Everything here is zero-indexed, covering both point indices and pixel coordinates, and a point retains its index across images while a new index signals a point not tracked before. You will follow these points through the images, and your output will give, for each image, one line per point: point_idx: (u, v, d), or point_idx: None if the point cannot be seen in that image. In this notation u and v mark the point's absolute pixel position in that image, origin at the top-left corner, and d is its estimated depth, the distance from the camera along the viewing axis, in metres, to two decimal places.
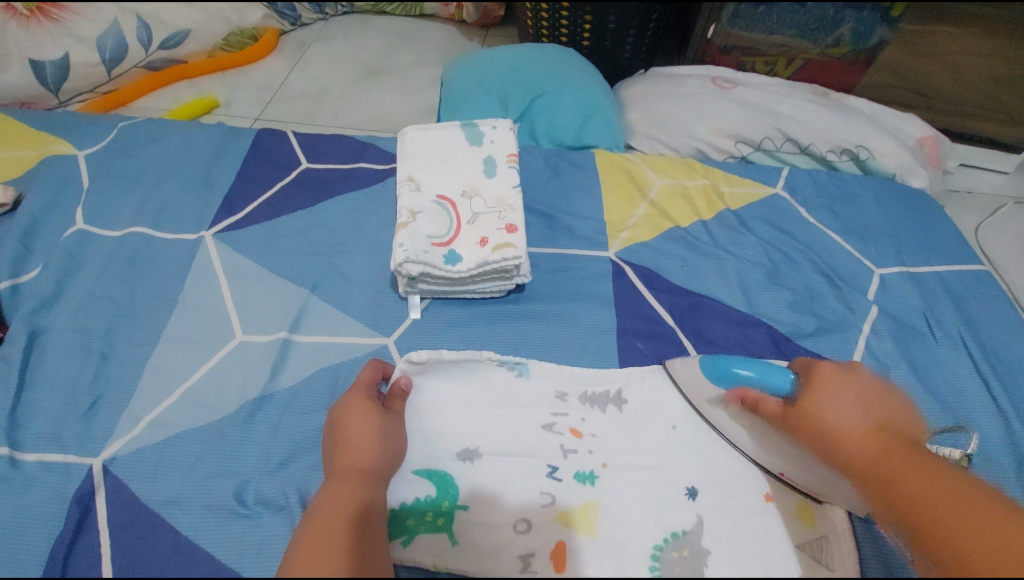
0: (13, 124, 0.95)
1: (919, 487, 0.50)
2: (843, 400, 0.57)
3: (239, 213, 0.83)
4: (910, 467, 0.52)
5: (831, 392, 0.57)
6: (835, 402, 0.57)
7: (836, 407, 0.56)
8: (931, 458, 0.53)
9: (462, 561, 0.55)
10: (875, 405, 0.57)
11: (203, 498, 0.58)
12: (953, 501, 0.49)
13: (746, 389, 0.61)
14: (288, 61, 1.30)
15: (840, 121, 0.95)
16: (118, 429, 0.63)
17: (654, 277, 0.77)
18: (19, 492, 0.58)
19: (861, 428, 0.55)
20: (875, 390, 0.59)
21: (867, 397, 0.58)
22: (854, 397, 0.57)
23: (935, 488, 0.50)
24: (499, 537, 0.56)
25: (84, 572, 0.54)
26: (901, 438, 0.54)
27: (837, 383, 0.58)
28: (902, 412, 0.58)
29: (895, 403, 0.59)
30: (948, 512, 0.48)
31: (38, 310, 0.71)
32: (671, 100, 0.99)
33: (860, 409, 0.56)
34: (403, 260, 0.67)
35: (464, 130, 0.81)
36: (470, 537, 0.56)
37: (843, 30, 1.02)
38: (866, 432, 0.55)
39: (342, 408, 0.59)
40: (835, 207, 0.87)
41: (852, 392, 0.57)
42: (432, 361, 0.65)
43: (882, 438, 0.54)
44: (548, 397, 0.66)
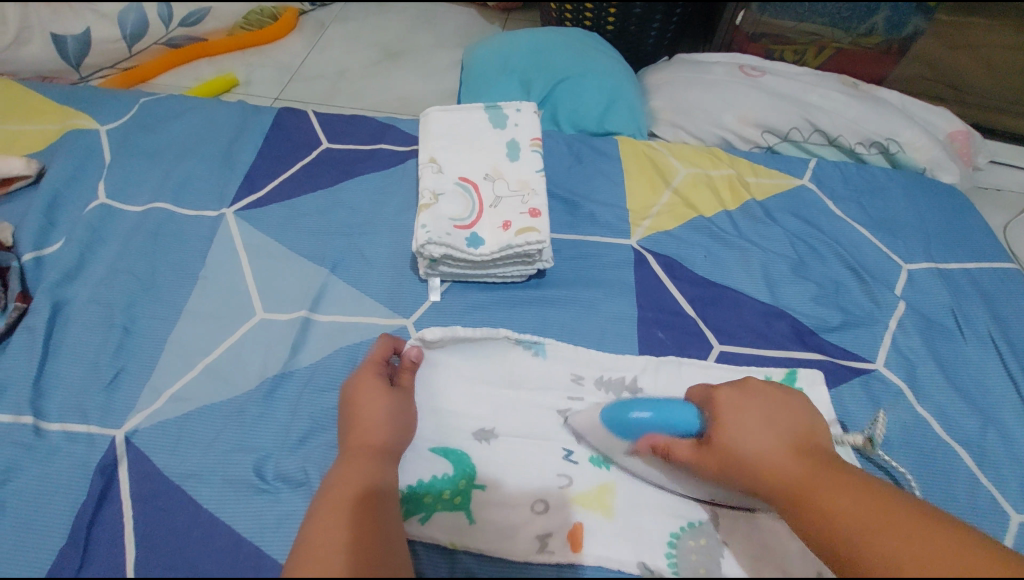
0: (36, 97, 0.95)
1: (852, 520, 0.46)
2: (751, 426, 0.53)
3: (260, 190, 0.83)
4: (842, 493, 0.48)
5: (737, 424, 0.53)
6: (745, 437, 0.52)
7: (748, 444, 0.52)
8: (857, 478, 0.50)
9: (480, 540, 0.55)
10: (786, 424, 0.54)
11: (223, 471, 0.58)
12: (888, 522, 0.45)
13: (652, 435, 0.56)
14: (307, 41, 1.29)
15: (870, 112, 0.92)
16: (139, 402, 0.63)
17: (676, 266, 0.76)
18: (44, 460, 0.59)
19: (779, 462, 0.51)
20: (785, 405, 0.55)
21: (773, 415, 0.54)
22: (764, 422, 0.53)
23: (872, 519, 0.46)
24: (517, 518, 0.56)
25: (107, 541, 0.55)
26: (823, 458, 0.51)
27: (744, 411, 0.54)
28: (813, 425, 0.55)
29: (808, 415, 0.55)
30: (897, 544, 0.44)
31: (61, 282, 0.72)
32: (697, 88, 0.98)
33: (773, 436, 0.52)
34: (426, 241, 0.67)
35: (488, 112, 0.80)
36: (488, 517, 0.56)
37: (877, 20, 1.00)
38: (784, 461, 0.51)
39: (353, 384, 0.59)
40: (863, 200, 0.85)
41: (760, 421, 0.53)
42: (446, 339, 0.63)
43: (807, 467, 0.50)
44: (564, 381, 0.65)
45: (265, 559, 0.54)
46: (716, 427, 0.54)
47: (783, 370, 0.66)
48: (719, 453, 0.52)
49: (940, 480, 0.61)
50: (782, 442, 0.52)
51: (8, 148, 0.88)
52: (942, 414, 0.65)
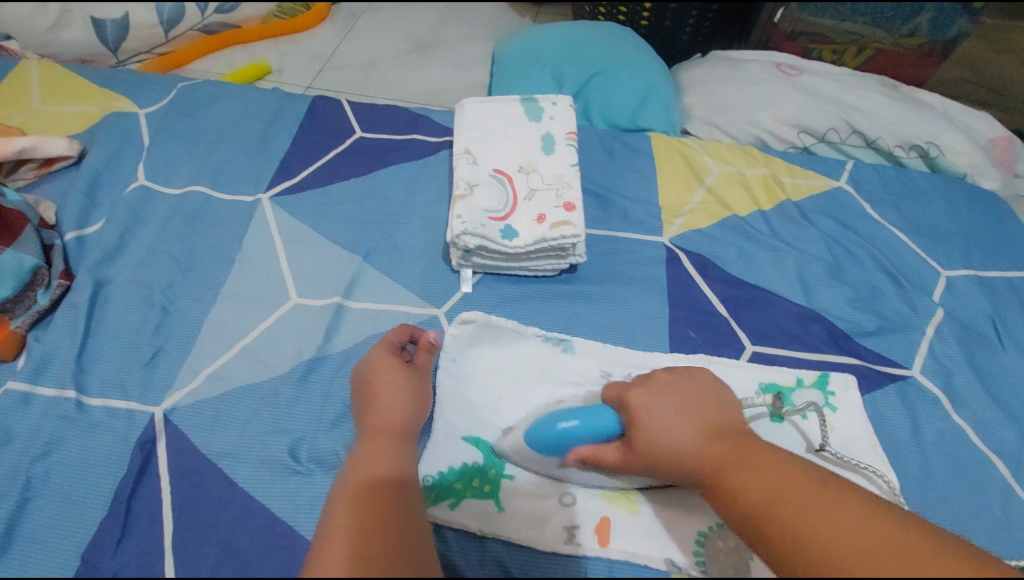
0: (77, 79, 0.97)
1: (767, 500, 0.44)
2: (665, 416, 0.51)
3: (295, 177, 0.83)
4: (756, 475, 0.46)
5: (649, 416, 0.52)
6: (659, 431, 0.51)
7: (661, 435, 0.50)
8: (771, 454, 0.48)
9: (509, 528, 0.55)
10: (701, 412, 0.52)
11: (258, 452, 0.60)
12: (801, 496, 0.43)
13: (577, 448, 0.54)
14: (339, 30, 1.30)
15: (911, 114, 0.90)
16: (177, 381, 0.64)
17: (708, 265, 0.76)
18: (86, 434, 0.61)
19: (698, 452, 0.49)
20: (696, 391, 0.54)
21: (687, 404, 0.53)
22: (681, 412, 0.52)
23: (786, 497, 0.43)
24: (545, 509, 0.56)
25: (146, 514, 0.56)
26: (735, 441, 0.49)
27: (658, 405, 0.52)
28: (728, 408, 0.53)
29: (725, 403, 0.54)
30: (822, 515, 0.42)
31: (102, 261, 0.73)
32: (732, 85, 0.96)
33: (686, 424, 0.51)
34: (461, 232, 0.67)
35: (524, 104, 0.80)
36: (516, 506, 0.56)
37: (920, 20, 0.97)
38: (699, 447, 0.49)
39: (370, 367, 0.59)
40: (901, 204, 0.83)
41: (673, 410, 0.52)
42: (482, 322, 0.66)
43: (724, 452, 0.48)
44: (594, 376, 0.65)
45: (299, 539, 0.54)
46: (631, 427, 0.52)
47: (816, 373, 0.66)
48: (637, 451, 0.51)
49: (977, 492, 0.59)
50: (698, 430, 0.50)
51: (51, 129, 0.90)
52: (979, 424, 0.64)
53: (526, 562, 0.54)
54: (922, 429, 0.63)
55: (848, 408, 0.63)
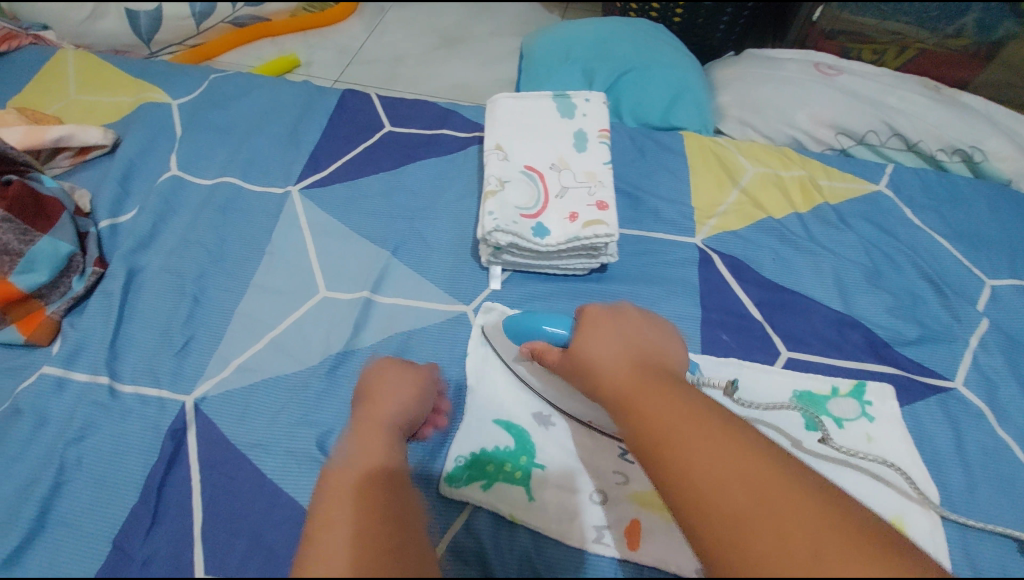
0: (112, 69, 0.98)
1: (665, 421, 0.40)
2: (603, 340, 0.49)
3: (324, 170, 0.83)
4: (663, 400, 0.42)
5: (587, 337, 0.50)
6: (592, 349, 0.49)
7: (592, 353, 0.49)
8: (687, 389, 0.43)
9: (538, 516, 0.55)
10: (635, 341, 0.49)
11: (287, 444, 0.60)
12: (697, 427, 0.39)
13: (535, 342, 0.57)
14: (367, 24, 1.30)
15: (955, 117, 0.87)
16: (208, 370, 0.65)
17: (742, 267, 0.74)
18: (118, 420, 0.61)
19: (615, 375, 0.46)
20: (643, 326, 0.51)
21: (629, 334, 0.49)
22: (614, 338, 0.49)
23: (685, 423, 0.39)
24: (574, 502, 0.56)
25: (176, 502, 0.56)
26: (658, 371, 0.45)
27: (597, 330, 0.50)
28: (667, 349, 0.50)
29: (666, 342, 0.50)
30: (713, 449, 0.37)
31: (136, 249, 0.74)
32: (768, 84, 0.94)
33: (619, 349, 0.48)
34: (493, 228, 0.66)
35: (557, 100, 0.79)
36: (547, 496, 0.56)
37: (967, 20, 0.93)
38: (619, 369, 0.46)
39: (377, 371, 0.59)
40: (943, 209, 0.81)
41: (613, 336, 0.49)
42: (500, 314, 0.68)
43: (636, 376, 0.45)
44: None
45: None
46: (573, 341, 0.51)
47: (852, 382, 0.64)
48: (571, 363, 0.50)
49: None
50: (622, 356, 0.47)
51: (87, 118, 0.91)
52: None
53: (552, 561, 0.53)
54: (965, 443, 0.61)
55: (886, 419, 0.61)
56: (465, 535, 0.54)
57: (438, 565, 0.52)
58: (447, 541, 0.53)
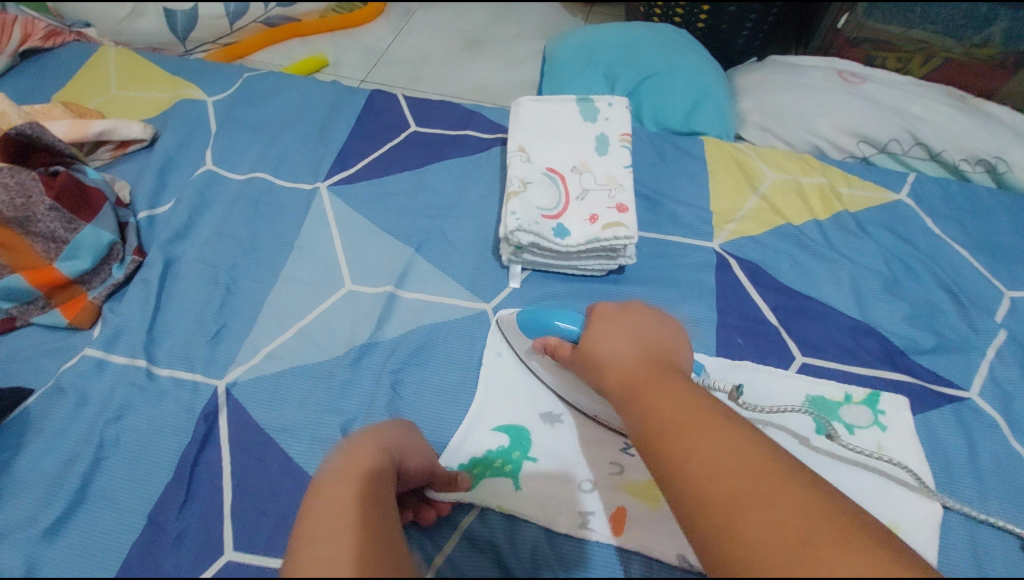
0: (151, 66, 1.02)
1: (666, 416, 0.42)
2: (614, 336, 0.51)
3: (352, 168, 0.86)
4: (664, 394, 0.43)
5: (599, 334, 0.52)
6: (602, 345, 0.51)
7: (602, 349, 0.51)
8: (688, 384, 0.45)
9: (524, 506, 0.57)
10: (644, 337, 0.50)
11: (313, 429, 0.62)
12: (694, 421, 0.40)
13: (547, 337, 0.59)
14: (393, 26, 1.32)
15: (979, 128, 0.87)
16: (239, 357, 0.68)
17: (759, 272, 0.75)
18: (155, 401, 0.65)
19: (623, 367, 0.48)
20: (653, 322, 0.52)
21: (638, 330, 0.51)
22: (625, 334, 0.51)
23: (684, 417, 0.41)
24: (565, 491, 0.58)
25: (208, 481, 0.59)
26: (664, 366, 0.47)
27: (610, 327, 0.52)
28: (677, 344, 0.51)
29: (680, 345, 0.51)
30: (707, 441, 0.39)
31: (173, 240, 0.78)
32: (790, 91, 0.95)
33: (629, 343, 0.49)
34: (515, 228, 0.68)
35: (580, 104, 0.81)
36: (535, 487, 0.58)
37: (994, 30, 0.92)
38: (628, 362, 0.48)
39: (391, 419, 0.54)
40: (964, 219, 0.81)
41: (625, 332, 0.51)
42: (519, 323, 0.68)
43: (644, 370, 0.46)
44: None
45: None
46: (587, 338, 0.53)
47: (867, 391, 0.64)
48: (585, 359, 0.53)
49: None
50: (631, 352, 0.49)
51: (127, 113, 0.95)
52: None
53: (563, 553, 0.55)
54: (979, 453, 0.61)
55: (899, 427, 0.62)
56: (480, 525, 0.56)
57: (451, 556, 0.54)
58: (462, 532, 0.55)
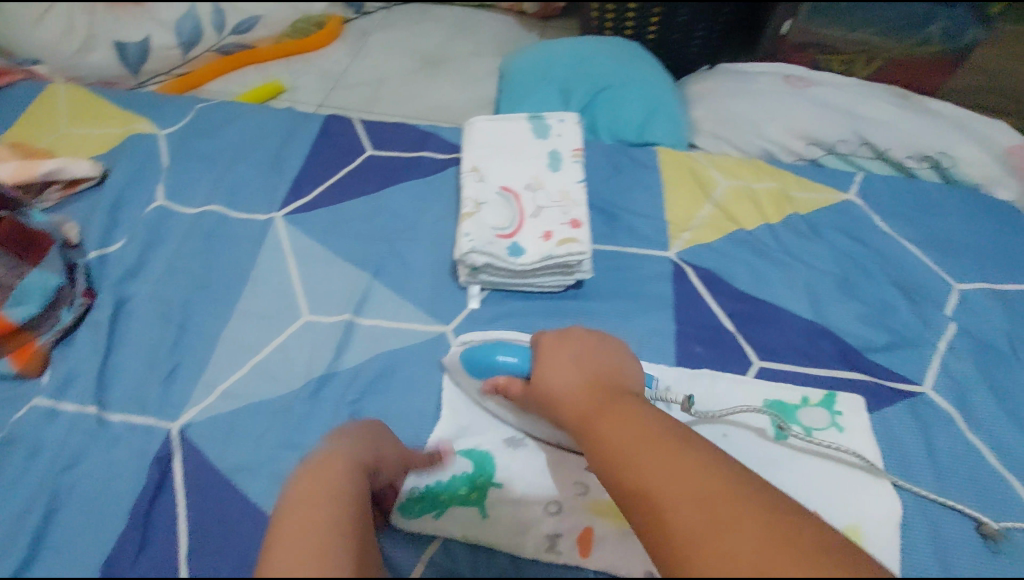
0: (100, 101, 1.01)
1: (622, 448, 0.43)
2: (559, 365, 0.52)
3: (308, 196, 0.85)
4: (617, 427, 0.45)
5: (544, 372, 0.52)
6: (550, 377, 0.52)
7: (550, 392, 0.51)
8: (639, 412, 0.46)
9: (491, 534, 0.56)
10: (594, 364, 0.52)
11: (271, 467, 0.61)
12: (648, 452, 0.42)
13: (498, 377, 0.57)
14: (350, 48, 1.32)
15: (922, 126, 0.89)
16: (193, 397, 0.66)
17: (715, 279, 0.76)
18: (107, 448, 0.63)
19: (576, 400, 0.49)
20: (593, 345, 0.54)
21: (583, 356, 0.52)
22: (572, 364, 0.52)
23: (640, 449, 0.42)
24: (530, 515, 0.57)
25: (164, 528, 0.58)
26: (614, 395, 0.48)
27: (557, 356, 0.53)
28: (623, 368, 0.52)
29: (627, 367, 0.53)
30: (662, 472, 0.40)
31: (124, 279, 0.76)
32: (739, 98, 0.97)
33: (575, 372, 0.51)
34: (469, 249, 0.68)
35: (531, 122, 0.81)
36: (502, 513, 0.57)
37: (931, 32, 0.99)
38: (579, 395, 0.49)
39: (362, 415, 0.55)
40: (913, 216, 0.83)
41: (570, 359, 0.52)
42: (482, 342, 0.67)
43: (598, 400, 0.48)
44: None
45: None
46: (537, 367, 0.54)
47: (823, 392, 0.65)
48: (536, 394, 0.53)
49: (993, 511, 0.58)
50: (583, 381, 0.50)
51: (75, 151, 0.93)
52: (997, 444, 0.62)
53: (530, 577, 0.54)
54: (935, 448, 0.62)
55: (855, 429, 0.63)
56: (444, 556, 0.55)
57: None
58: (424, 566, 0.54)
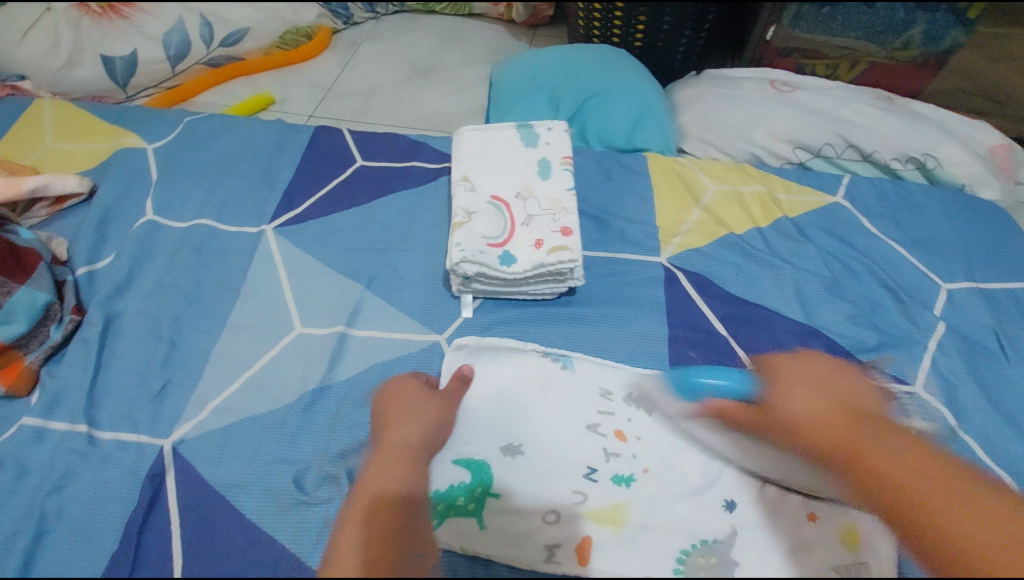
0: (88, 116, 1.00)
1: (905, 472, 0.47)
2: (796, 392, 0.57)
3: (299, 207, 0.85)
4: (880, 452, 0.49)
5: (792, 394, 0.57)
6: (795, 402, 0.56)
7: (798, 413, 0.55)
8: (895, 441, 0.50)
9: (489, 545, 0.55)
10: (832, 392, 0.56)
11: (265, 482, 0.60)
12: (941, 484, 0.46)
13: (715, 401, 0.61)
14: (340, 59, 1.33)
15: (906, 128, 0.90)
16: (185, 413, 0.66)
17: (706, 284, 0.76)
18: (97, 467, 0.62)
19: (827, 423, 0.53)
20: (829, 374, 0.59)
21: (817, 382, 0.57)
22: (812, 391, 0.56)
23: (924, 476, 0.47)
24: (528, 525, 0.57)
25: (156, 547, 0.57)
26: (868, 421, 0.53)
27: (805, 382, 0.58)
28: (863, 393, 0.57)
29: (865, 392, 0.58)
30: (964, 505, 0.45)
31: (113, 295, 0.75)
32: (726, 103, 0.98)
33: (817, 397, 0.55)
34: (460, 259, 0.68)
35: (520, 131, 0.82)
36: (501, 524, 0.57)
37: (913, 33, 0.96)
38: (825, 420, 0.53)
39: (394, 387, 0.62)
40: (899, 217, 0.84)
41: (807, 389, 0.57)
42: (477, 348, 0.68)
43: (848, 420, 0.53)
44: (593, 395, 0.65)
45: (304, 568, 0.55)
46: (773, 393, 0.58)
47: None
48: (772, 417, 0.57)
49: None
50: (829, 401, 0.55)
51: (63, 166, 0.92)
52: (987, 441, 0.63)
53: None
54: None
55: None
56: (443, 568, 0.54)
57: None
58: None
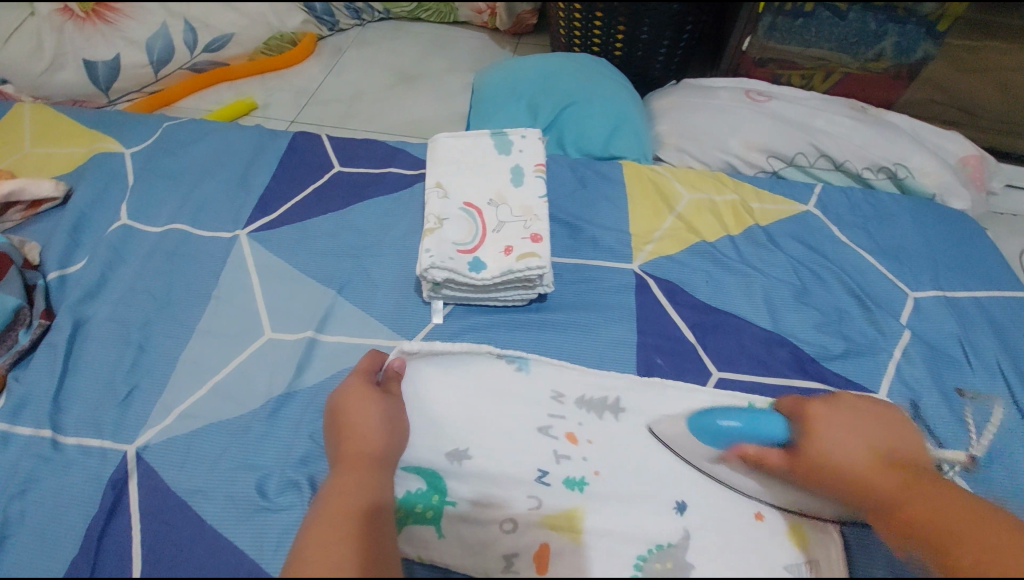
0: (66, 119, 1.00)
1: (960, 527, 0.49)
2: (844, 434, 0.57)
3: (273, 212, 0.86)
4: (925, 501, 0.52)
5: (828, 433, 0.58)
6: (844, 446, 0.56)
7: (838, 449, 0.56)
8: (934, 491, 0.53)
9: (447, 554, 0.56)
10: (869, 435, 0.58)
11: (228, 488, 0.60)
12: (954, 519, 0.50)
13: (743, 445, 0.60)
14: (324, 65, 1.33)
15: (878, 138, 0.92)
16: (151, 418, 0.65)
17: (677, 291, 0.77)
18: (60, 473, 0.62)
19: (869, 467, 0.55)
20: (856, 416, 0.60)
21: (866, 428, 0.59)
22: (859, 430, 0.58)
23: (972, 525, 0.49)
24: (488, 534, 0.57)
25: (115, 553, 0.56)
26: (906, 471, 0.55)
27: (838, 420, 0.59)
28: (889, 436, 0.59)
29: (862, 428, 0.59)
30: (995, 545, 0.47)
31: (83, 300, 0.75)
32: (701, 113, 0.99)
33: (867, 446, 0.56)
34: (429, 265, 0.68)
35: (494, 138, 0.82)
36: (458, 532, 0.57)
37: (885, 44, 0.98)
38: (882, 469, 0.55)
39: (342, 394, 0.58)
40: (869, 226, 0.84)
41: (850, 432, 0.58)
42: (423, 352, 0.65)
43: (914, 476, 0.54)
44: (544, 397, 0.65)
45: (263, 575, 0.55)
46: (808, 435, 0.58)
47: (769, 400, 0.65)
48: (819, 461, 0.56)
49: None
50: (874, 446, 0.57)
51: (39, 170, 0.92)
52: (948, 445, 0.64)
53: None
54: None
55: None
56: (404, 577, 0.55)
57: None
58: None
